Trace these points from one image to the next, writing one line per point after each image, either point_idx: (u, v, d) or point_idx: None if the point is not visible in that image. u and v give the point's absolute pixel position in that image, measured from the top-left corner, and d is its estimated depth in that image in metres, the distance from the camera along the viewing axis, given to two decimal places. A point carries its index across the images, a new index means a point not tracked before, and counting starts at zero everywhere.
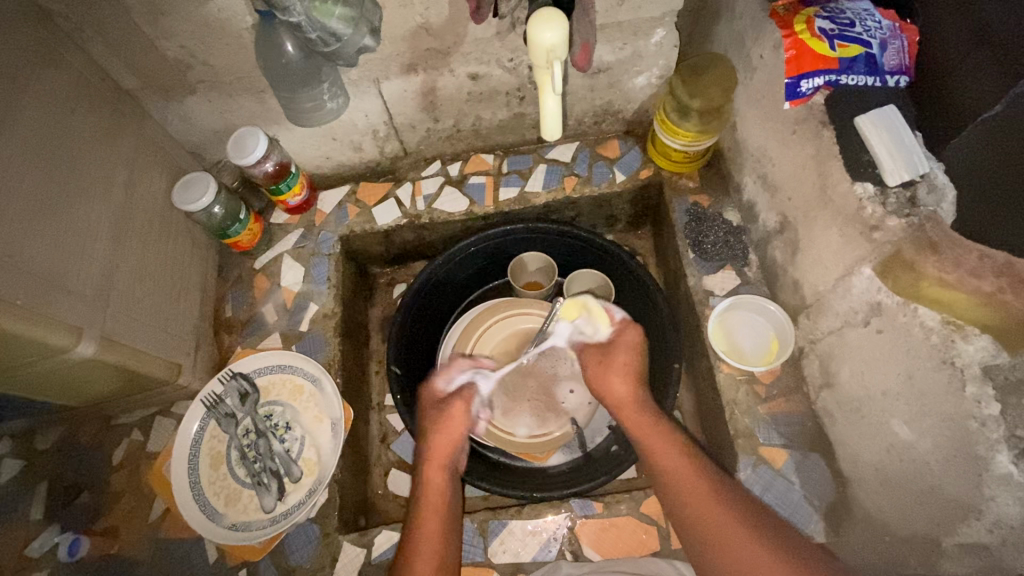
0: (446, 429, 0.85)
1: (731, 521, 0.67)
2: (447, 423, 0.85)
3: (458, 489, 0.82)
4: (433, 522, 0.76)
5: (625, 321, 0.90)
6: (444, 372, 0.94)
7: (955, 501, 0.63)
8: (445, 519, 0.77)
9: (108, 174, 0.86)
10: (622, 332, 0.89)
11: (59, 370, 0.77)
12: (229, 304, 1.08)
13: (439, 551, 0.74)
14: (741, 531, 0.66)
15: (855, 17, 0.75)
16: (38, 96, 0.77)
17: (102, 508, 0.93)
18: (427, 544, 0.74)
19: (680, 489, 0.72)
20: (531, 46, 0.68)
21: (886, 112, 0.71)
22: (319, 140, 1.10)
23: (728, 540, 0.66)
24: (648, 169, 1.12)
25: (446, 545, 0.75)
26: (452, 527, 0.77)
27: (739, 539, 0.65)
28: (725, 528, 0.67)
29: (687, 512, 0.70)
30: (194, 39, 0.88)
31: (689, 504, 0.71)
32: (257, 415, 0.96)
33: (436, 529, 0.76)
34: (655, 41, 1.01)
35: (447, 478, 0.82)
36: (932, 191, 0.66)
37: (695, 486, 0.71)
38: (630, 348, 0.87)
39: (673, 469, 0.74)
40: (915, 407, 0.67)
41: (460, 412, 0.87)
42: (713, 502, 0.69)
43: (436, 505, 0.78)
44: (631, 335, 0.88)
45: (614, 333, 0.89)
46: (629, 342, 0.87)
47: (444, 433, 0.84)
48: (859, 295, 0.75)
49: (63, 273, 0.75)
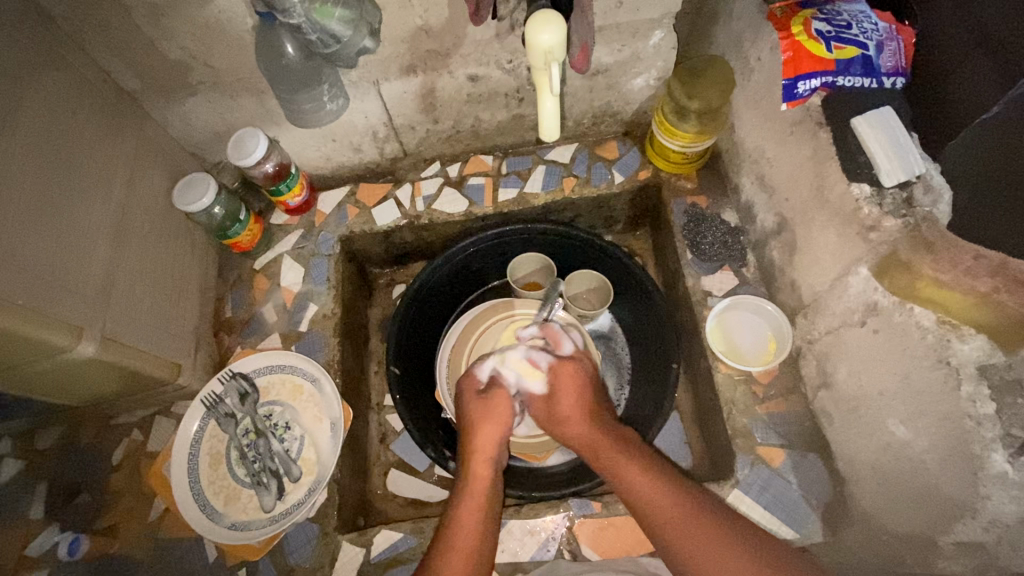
0: (493, 422, 0.87)
1: (698, 527, 0.68)
2: (494, 417, 0.87)
3: (500, 485, 0.82)
4: (471, 517, 0.76)
5: (554, 364, 0.91)
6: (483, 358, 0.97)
7: (952, 500, 0.64)
8: (485, 512, 0.77)
9: (108, 175, 0.87)
10: (557, 373, 0.90)
11: (59, 369, 0.78)
12: (228, 304, 1.08)
13: (477, 544, 0.73)
14: (710, 539, 0.67)
15: (852, 19, 0.76)
16: (40, 97, 0.78)
17: (102, 507, 0.93)
18: (466, 533, 0.74)
19: (647, 503, 0.72)
20: (529, 48, 0.69)
21: (882, 113, 0.71)
22: (318, 141, 1.10)
23: (696, 549, 0.67)
24: (647, 170, 1.12)
25: (483, 538, 0.74)
26: (490, 520, 0.77)
27: (708, 547, 0.66)
28: (693, 540, 0.67)
29: (656, 524, 0.70)
30: (194, 40, 0.89)
31: (656, 516, 0.71)
32: (256, 415, 0.97)
33: (476, 520, 0.76)
34: (654, 42, 1.01)
35: (493, 472, 0.83)
36: (928, 191, 0.67)
37: (662, 501, 0.71)
38: (569, 389, 0.88)
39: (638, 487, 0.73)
40: (912, 407, 0.68)
41: (505, 405, 0.88)
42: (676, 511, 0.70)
43: (479, 496, 0.79)
44: (565, 374, 0.90)
45: (550, 381, 0.90)
46: (566, 380, 0.89)
47: (489, 427, 0.86)
48: (855, 295, 0.75)
49: (63, 274, 0.75)
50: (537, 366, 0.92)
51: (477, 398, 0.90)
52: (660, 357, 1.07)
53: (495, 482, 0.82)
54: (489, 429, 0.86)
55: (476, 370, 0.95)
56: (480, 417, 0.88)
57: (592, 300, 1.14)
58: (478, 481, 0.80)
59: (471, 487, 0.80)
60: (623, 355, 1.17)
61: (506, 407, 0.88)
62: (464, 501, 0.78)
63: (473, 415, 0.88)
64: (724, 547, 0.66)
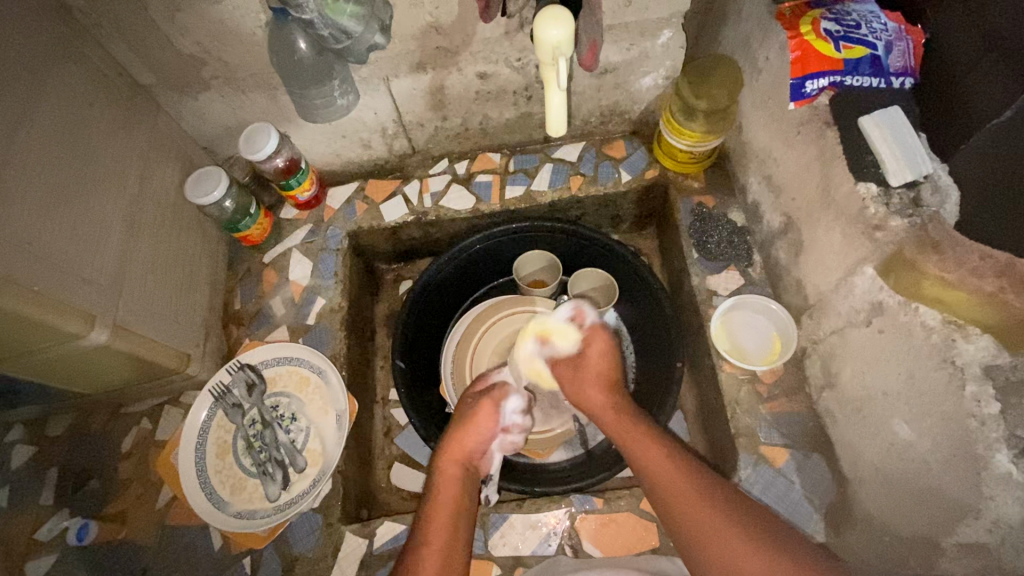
0: (474, 424, 0.86)
1: (722, 521, 0.68)
2: (476, 420, 0.87)
3: (472, 485, 0.82)
4: (443, 513, 0.76)
5: (594, 326, 0.94)
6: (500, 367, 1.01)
7: (956, 501, 0.63)
8: (456, 509, 0.77)
9: (122, 167, 0.88)
10: (590, 343, 0.92)
11: (72, 355, 0.79)
12: (237, 297, 1.10)
13: (448, 541, 0.73)
14: (727, 530, 0.67)
15: (861, 19, 0.76)
16: (59, 90, 0.80)
17: (110, 494, 0.94)
18: (438, 529, 0.75)
19: (665, 488, 0.73)
20: (537, 43, 0.69)
21: (890, 113, 0.71)
22: (328, 137, 1.12)
23: (718, 537, 0.67)
24: (654, 170, 1.12)
25: (455, 537, 0.74)
26: (464, 519, 0.77)
27: (732, 541, 0.66)
28: (720, 532, 0.67)
29: (675, 517, 0.71)
30: (208, 37, 0.90)
31: (682, 505, 0.71)
32: (263, 406, 0.98)
33: (448, 515, 0.76)
34: (662, 41, 1.02)
35: (463, 472, 0.82)
36: (935, 191, 0.68)
37: (685, 491, 0.72)
38: (600, 355, 0.91)
39: (669, 476, 0.74)
40: (916, 407, 0.67)
41: (490, 408, 0.88)
42: (696, 504, 0.70)
43: (450, 494, 0.79)
44: (598, 346, 0.92)
45: (582, 343, 0.93)
46: (599, 353, 0.91)
47: (469, 428, 0.86)
48: (861, 294, 0.75)
49: (75, 262, 0.77)
50: (580, 321, 0.96)
51: (471, 401, 0.91)
52: (665, 357, 1.06)
53: (466, 481, 0.82)
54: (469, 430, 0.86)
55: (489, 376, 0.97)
56: (463, 418, 0.88)
57: (599, 299, 1.13)
58: (448, 480, 0.81)
59: (440, 486, 0.80)
60: (628, 354, 1.17)
61: (491, 413, 0.88)
62: (435, 499, 0.78)
63: (459, 416, 0.89)
64: (741, 536, 0.66)
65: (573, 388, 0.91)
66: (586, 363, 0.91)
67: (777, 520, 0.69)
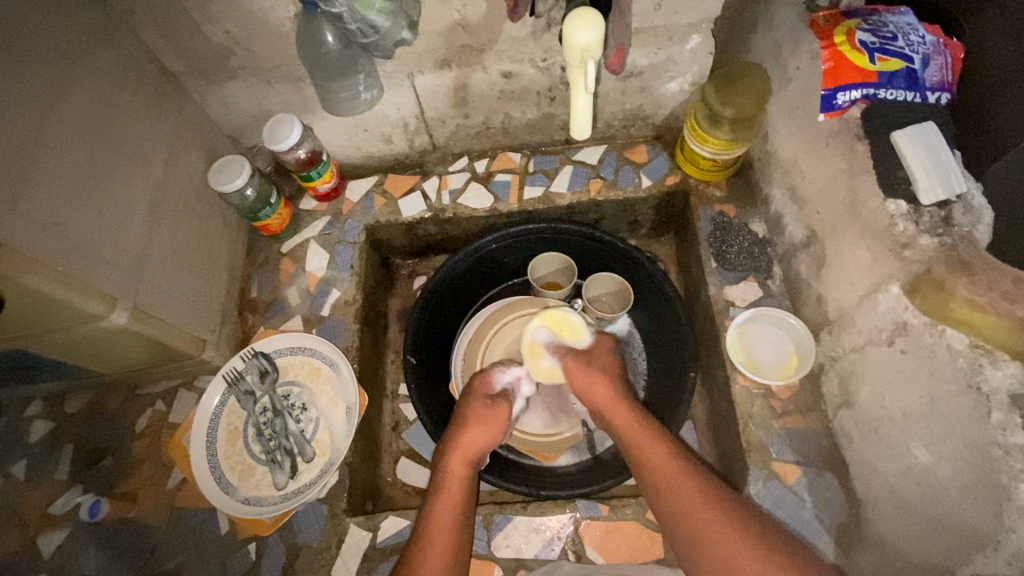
0: (485, 427, 0.88)
1: (725, 526, 0.68)
2: (486, 422, 0.89)
3: (475, 485, 0.83)
4: (449, 511, 0.77)
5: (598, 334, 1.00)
6: (503, 366, 1.00)
7: (974, 531, 0.61)
8: (462, 506, 0.78)
9: (149, 152, 0.90)
10: (597, 347, 0.98)
11: (93, 335, 0.81)
12: (254, 285, 1.11)
13: (452, 539, 0.74)
14: (732, 534, 0.68)
15: (898, 31, 0.73)
16: (92, 74, 0.81)
17: (123, 473, 0.96)
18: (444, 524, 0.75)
19: (671, 493, 0.74)
20: (566, 45, 0.69)
21: (923, 128, 0.69)
22: (350, 130, 1.13)
23: (722, 541, 0.67)
24: (675, 176, 1.11)
25: (459, 534, 0.75)
26: (466, 517, 0.77)
27: (736, 548, 0.66)
28: (722, 537, 0.68)
29: (677, 522, 0.72)
30: (238, 26, 0.91)
31: (690, 511, 0.71)
32: (275, 394, 0.99)
33: (454, 513, 0.77)
34: (690, 47, 1.01)
35: (469, 471, 0.83)
36: (967, 211, 0.66)
37: (690, 497, 0.72)
38: (605, 359, 0.96)
39: (672, 482, 0.74)
40: (936, 432, 0.65)
41: (501, 414, 0.91)
42: (703, 512, 0.70)
43: (457, 491, 0.79)
44: (603, 351, 0.97)
45: (590, 344, 0.99)
46: (606, 357, 0.96)
47: (478, 430, 0.87)
48: (884, 313, 0.73)
49: (100, 243, 0.78)
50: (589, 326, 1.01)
51: (479, 403, 0.92)
52: (678, 366, 1.05)
53: (470, 480, 0.82)
54: (480, 432, 0.87)
55: (493, 374, 0.98)
56: (473, 419, 0.89)
57: (613, 304, 1.13)
58: (455, 478, 0.81)
59: (448, 483, 0.80)
60: (640, 361, 1.15)
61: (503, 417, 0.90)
62: (442, 496, 0.79)
63: (468, 415, 0.90)
64: (744, 536, 0.67)
65: (582, 379, 0.92)
66: (593, 364, 0.94)
67: (784, 536, 0.68)
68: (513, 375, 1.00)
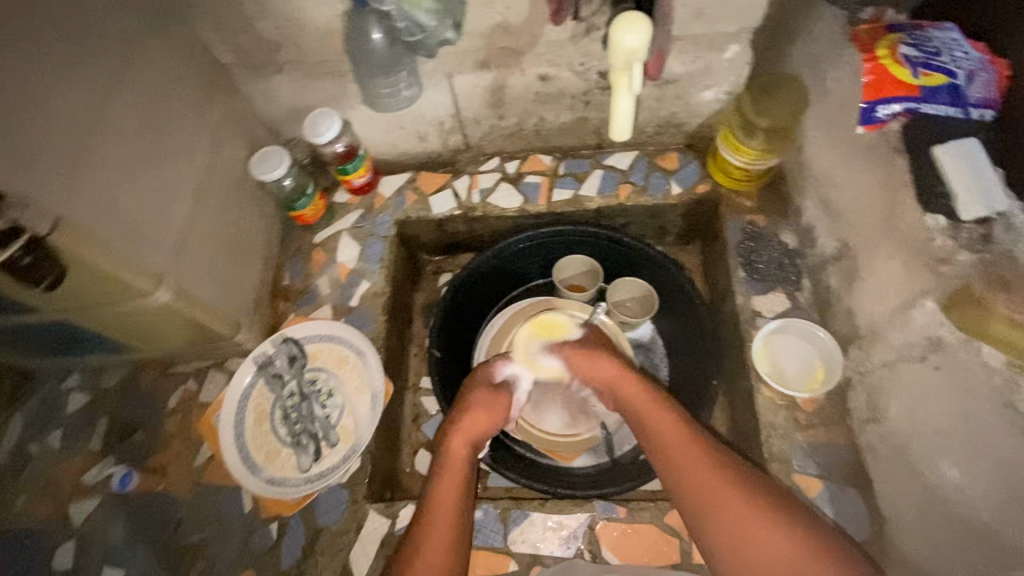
0: (485, 412, 0.87)
1: (751, 516, 0.66)
2: (486, 407, 0.88)
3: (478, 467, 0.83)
4: (450, 492, 0.77)
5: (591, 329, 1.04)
6: (504, 359, 1.01)
7: (1005, 553, 0.60)
8: (462, 488, 0.78)
9: (196, 140, 0.93)
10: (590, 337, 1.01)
11: (138, 312, 0.84)
12: (286, 273, 1.14)
13: (454, 521, 0.75)
14: (759, 526, 0.65)
15: (942, 47, 0.73)
16: (149, 62, 0.85)
17: (153, 448, 0.99)
18: (443, 509, 0.76)
19: (688, 485, 0.71)
20: (611, 47, 0.72)
21: (967, 145, 0.71)
22: (387, 127, 1.16)
23: (745, 533, 0.66)
24: (706, 185, 1.11)
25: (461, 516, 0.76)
26: (468, 500, 0.78)
27: (766, 539, 0.64)
28: (743, 527, 0.66)
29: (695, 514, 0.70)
30: (288, 22, 0.95)
31: (709, 503, 0.69)
32: (302, 378, 1.02)
33: (455, 495, 0.77)
34: (728, 57, 1.01)
35: (470, 453, 0.83)
36: (1009, 230, 0.67)
37: (710, 489, 0.70)
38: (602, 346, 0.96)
39: (688, 473, 0.72)
40: (969, 451, 0.65)
41: (501, 398, 0.90)
42: (723, 502, 0.68)
43: (457, 474, 0.79)
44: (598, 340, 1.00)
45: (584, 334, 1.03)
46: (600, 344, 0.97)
47: (479, 414, 0.87)
48: (918, 328, 0.72)
49: (150, 225, 0.82)
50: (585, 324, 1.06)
51: (479, 388, 0.92)
52: (701, 373, 1.05)
53: (472, 462, 0.82)
54: (479, 416, 0.86)
55: (495, 367, 0.99)
56: (473, 404, 0.88)
57: (637, 309, 1.13)
58: (455, 459, 0.81)
59: (448, 465, 0.80)
60: (662, 367, 1.15)
61: (503, 402, 0.90)
62: (443, 478, 0.79)
63: (470, 402, 0.89)
64: (771, 528, 0.65)
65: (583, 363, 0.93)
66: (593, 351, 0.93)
67: (815, 522, 0.66)
68: (513, 371, 1.00)
